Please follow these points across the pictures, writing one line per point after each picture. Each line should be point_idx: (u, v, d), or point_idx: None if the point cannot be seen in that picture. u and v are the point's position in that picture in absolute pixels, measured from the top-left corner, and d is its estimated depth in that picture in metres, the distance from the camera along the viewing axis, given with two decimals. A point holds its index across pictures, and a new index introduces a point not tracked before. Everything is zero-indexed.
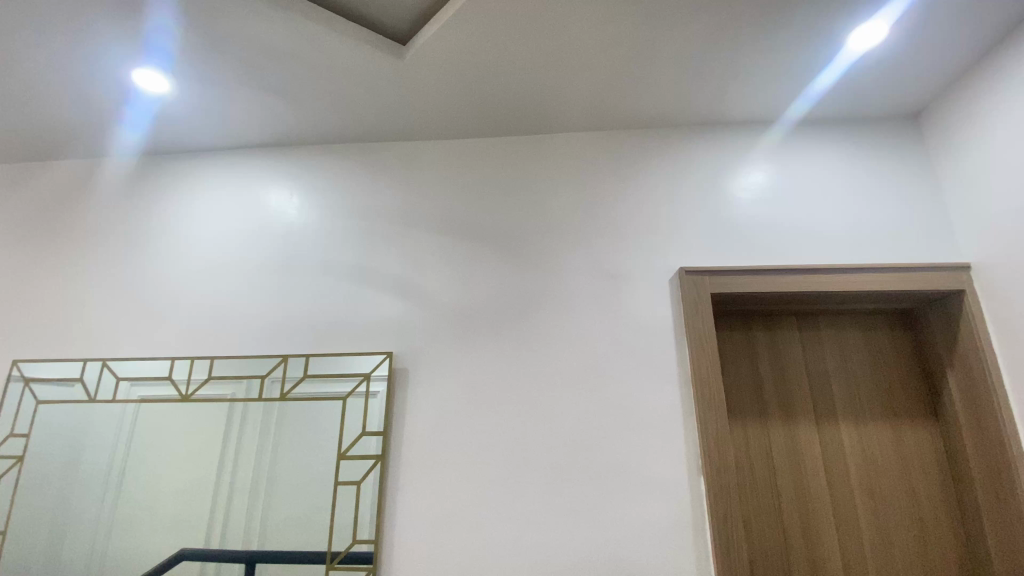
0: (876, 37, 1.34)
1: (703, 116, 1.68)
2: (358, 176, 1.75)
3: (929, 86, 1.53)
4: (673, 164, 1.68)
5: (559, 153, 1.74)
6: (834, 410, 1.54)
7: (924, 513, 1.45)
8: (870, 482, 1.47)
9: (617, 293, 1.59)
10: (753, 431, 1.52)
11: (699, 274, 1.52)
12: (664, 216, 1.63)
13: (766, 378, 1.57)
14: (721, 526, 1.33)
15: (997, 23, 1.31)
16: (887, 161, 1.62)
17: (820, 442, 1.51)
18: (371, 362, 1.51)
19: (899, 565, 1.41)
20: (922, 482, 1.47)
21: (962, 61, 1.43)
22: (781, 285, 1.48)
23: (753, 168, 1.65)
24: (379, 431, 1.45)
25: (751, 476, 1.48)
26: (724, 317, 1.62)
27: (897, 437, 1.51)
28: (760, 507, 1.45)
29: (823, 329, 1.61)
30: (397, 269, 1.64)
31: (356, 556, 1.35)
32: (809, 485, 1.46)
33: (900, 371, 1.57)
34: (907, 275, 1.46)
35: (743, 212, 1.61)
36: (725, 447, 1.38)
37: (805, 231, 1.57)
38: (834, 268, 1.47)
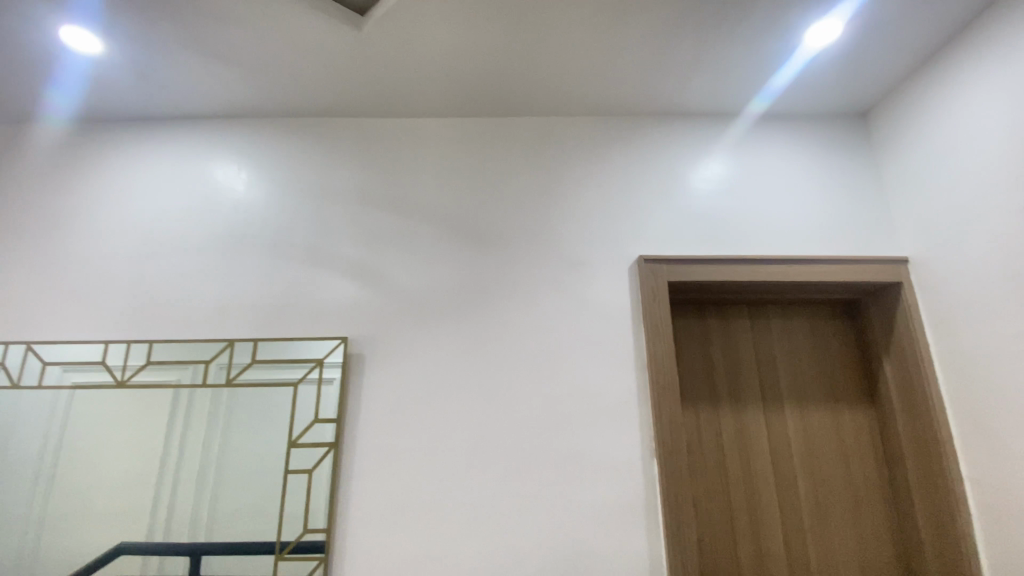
0: (832, 34, 1.37)
1: (666, 104, 1.64)
2: (310, 153, 1.65)
3: (890, 76, 1.53)
4: (633, 153, 1.66)
5: (522, 135, 1.67)
6: (781, 395, 1.57)
7: (861, 495, 1.50)
8: (811, 464, 1.51)
9: (578, 276, 1.53)
10: (702, 415, 1.54)
11: (658, 263, 1.50)
12: (625, 203, 1.60)
13: (718, 364, 1.59)
14: (674, 507, 1.31)
15: (956, 17, 1.32)
16: (834, 159, 1.67)
17: (766, 426, 1.54)
18: (325, 347, 1.45)
19: (837, 544, 1.45)
20: (859, 465, 1.52)
21: (922, 53, 1.44)
22: (735, 276, 1.49)
23: (709, 161, 1.65)
24: (332, 418, 1.40)
25: (699, 459, 1.49)
26: (678, 305, 1.63)
27: (838, 421, 1.55)
28: (707, 491, 1.47)
29: (773, 317, 1.64)
30: (352, 252, 1.56)
31: (306, 546, 1.32)
32: (754, 468, 1.50)
33: (842, 358, 1.62)
34: (849, 267, 1.52)
35: (701, 204, 1.60)
36: (679, 430, 1.36)
37: (760, 222, 1.59)
38: (783, 259, 1.51)
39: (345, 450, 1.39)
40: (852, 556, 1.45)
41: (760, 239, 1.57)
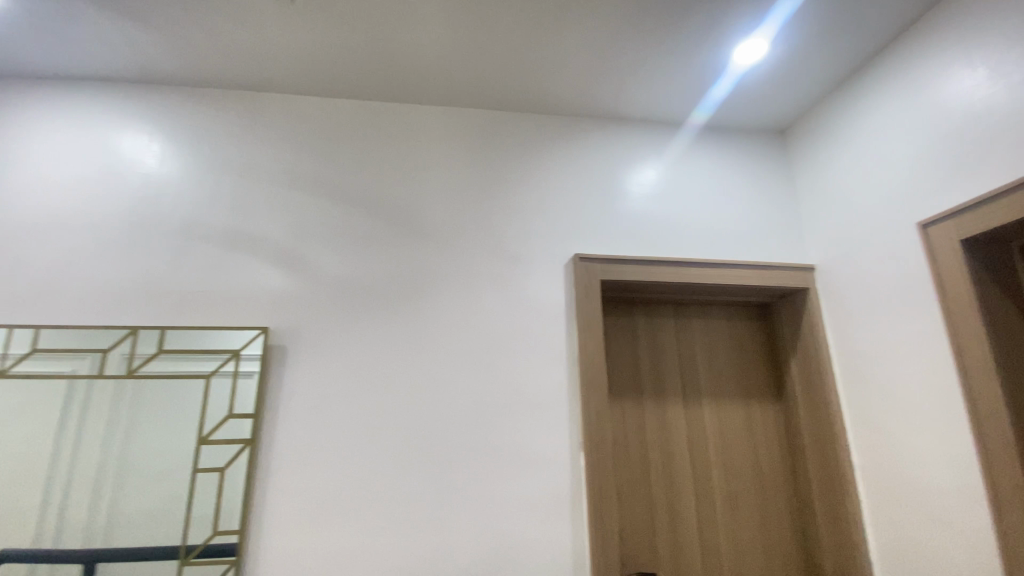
0: (759, 53, 1.45)
1: (606, 106, 1.68)
2: (234, 128, 1.54)
3: (807, 97, 1.65)
4: (572, 153, 1.68)
5: (463, 126, 1.65)
6: (700, 389, 1.65)
7: (767, 484, 1.61)
8: (724, 454, 1.61)
9: (515, 271, 1.53)
10: (628, 409, 1.59)
11: (592, 262, 1.53)
12: (563, 201, 1.62)
13: (644, 361, 1.65)
14: (598, 498, 1.34)
15: (864, 48, 1.44)
16: (757, 171, 1.78)
17: (686, 418, 1.62)
18: (243, 338, 1.36)
19: (744, 529, 1.55)
20: (766, 456, 1.64)
21: (835, 77, 1.56)
22: (664, 277, 1.56)
23: (644, 165, 1.71)
24: (247, 413, 1.31)
25: (624, 451, 1.55)
26: (609, 303, 1.68)
27: (749, 415, 1.66)
28: (630, 483, 1.52)
29: (696, 317, 1.73)
30: (278, 237, 1.47)
31: (216, 549, 1.23)
32: (674, 458, 1.57)
33: (755, 356, 1.73)
34: (764, 272, 1.63)
35: (635, 206, 1.66)
36: (605, 423, 1.40)
37: (687, 226, 1.66)
38: (707, 262, 1.59)
39: (262, 447, 1.31)
40: (758, 541, 1.56)
41: (687, 243, 1.65)
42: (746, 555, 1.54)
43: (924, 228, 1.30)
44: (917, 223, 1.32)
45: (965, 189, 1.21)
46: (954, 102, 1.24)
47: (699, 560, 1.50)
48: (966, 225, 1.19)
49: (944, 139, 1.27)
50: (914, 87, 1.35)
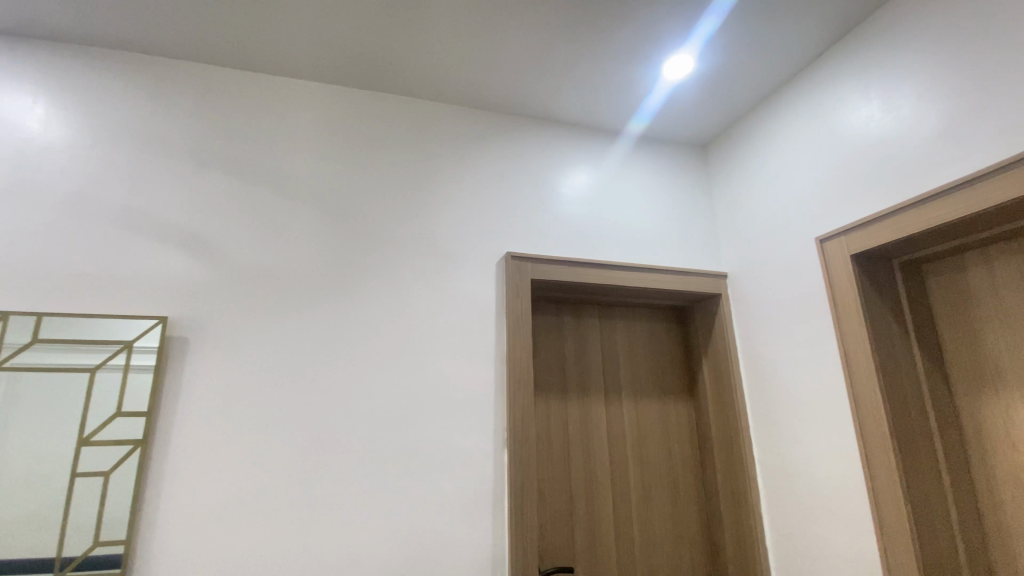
0: (686, 69, 1.52)
1: (540, 107, 1.69)
2: (137, 96, 1.39)
3: (726, 115, 1.76)
4: (505, 151, 1.68)
5: (394, 115, 1.60)
6: (621, 388, 1.71)
7: (678, 478, 1.70)
8: (641, 450, 1.68)
9: (444, 267, 1.51)
10: (552, 407, 1.61)
11: (523, 260, 1.54)
12: (495, 198, 1.62)
13: (570, 360, 1.68)
14: (519, 496, 1.35)
15: (777, 74, 1.56)
16: (680, 181, 1.87)
17: (607, 416, 1.67)
18: (138, 328, 1.23)
19: (657, 522, 1.63)
20: (678, 451, 1.72)
21: (751, 99, 1.67)
22: (591, 278, 1.59)
23: (576, 168, 1.75)
24: (139, 411, 1.19)
25: (546, 448, 1.57)
26: (538, 302, 1.70)
27: (665, 413, 1.75)
28: (551, 479, 1.55)
29: (619, 318, 1.79)
30: (185, 218, 1.35)
31: (97, 562, 1.11)
32: (593, 455, 1.61)
33: (672, 357, 1.82)
34: (683, 278, 1.71)
35: (566, 207, 1.68)
36: (530, 421, 1.41)
37: (615, 230, 1.72)
38: (631, 266, 1.65)
39: (156, 447, 1.20)
40: (669, 532, 1.63)
41: (614, 246, 1.70)
42: (657, 546, 1.61)
43: (821, 243, 1.41)
44: (816, 238, 1.44)
45: (857, 208, 1.34)
46: (851, 129, 1.37)
47: (614, 553, 1.55)
48: (856, 241, 1.31)
49: (842, 161, 1.39)
50: (818, 113, 1.48)
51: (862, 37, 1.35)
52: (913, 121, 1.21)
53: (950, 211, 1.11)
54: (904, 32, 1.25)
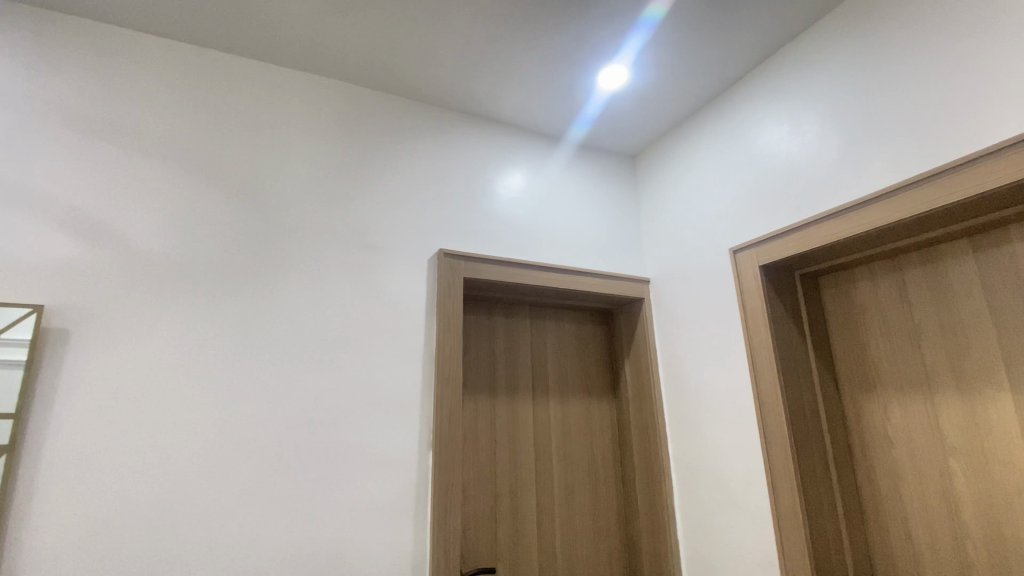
0: (619, 80, 1.58)
1: (478, 103, 1.68)
2: (16, 52, 1.21)
3: (654, 128, 1.85)
4: (441, 147, 1.65)
5: (323, 99, 1.52)
6: (548, 387, 1.74)
7: (599, 475, 1.75)
8: (565, 448, 1.71)
9: (372, 261, 1.46)
10: (480, 406, 1.61)
11: (456, 258, 1.52)
12: (429, 194, 1.59)
13: (499, 360, 1.68)
14: (443, 498, 1.32)
15: (700, 93, 1.66)
16: (609, 188, 1.94)
17: (533, 415, 1.69)
18: (7, 317, 1.07)
19: (578, 518, 1.67)
20: (600, 449, 1.78)
21: (676, 115, 1.77)
22: (522, 278, 1.61)
23: (511, 168, 1.75)
24: (5, 413, 1.03)
25: (473, 448, 1.56)
26: (469, 301, 1.68)
27: (589, 411, 1.80)
28: (475, 479, 1.54)
29: (549, 318, 1.82)
30: (73, 195, 1.20)
31: None
32: (519, 454, 1.63)
33: (597, 358, 1.88)
34: (610, 282, 1.78)
35: (500, 207, 1.69)
36: (457, 422, 1.39)
37: (547, 232, 1.74)
38: (561, 269, 1.68)
39: (26, 454, 1.05)
40: (589, 528, 1.68)
41: (546, 248, 1.72)
42: (578, 542, 1.65)
43: (735, 253, 1.51)
44: (730, 249, 1.54)
45: (766, 222, 1.45)
46: (764, 149, 1.48)
47: (536, 551, 1.57)
48: (765, 254, 1.42)
49: (755, 179, 1.50)
50: (736, 132, 1.59)
51: (774, 66, 1.48)
52: (816, 145, 1.33)
53: (844, 229, 1.23)
54: (809, 66, 1.38)
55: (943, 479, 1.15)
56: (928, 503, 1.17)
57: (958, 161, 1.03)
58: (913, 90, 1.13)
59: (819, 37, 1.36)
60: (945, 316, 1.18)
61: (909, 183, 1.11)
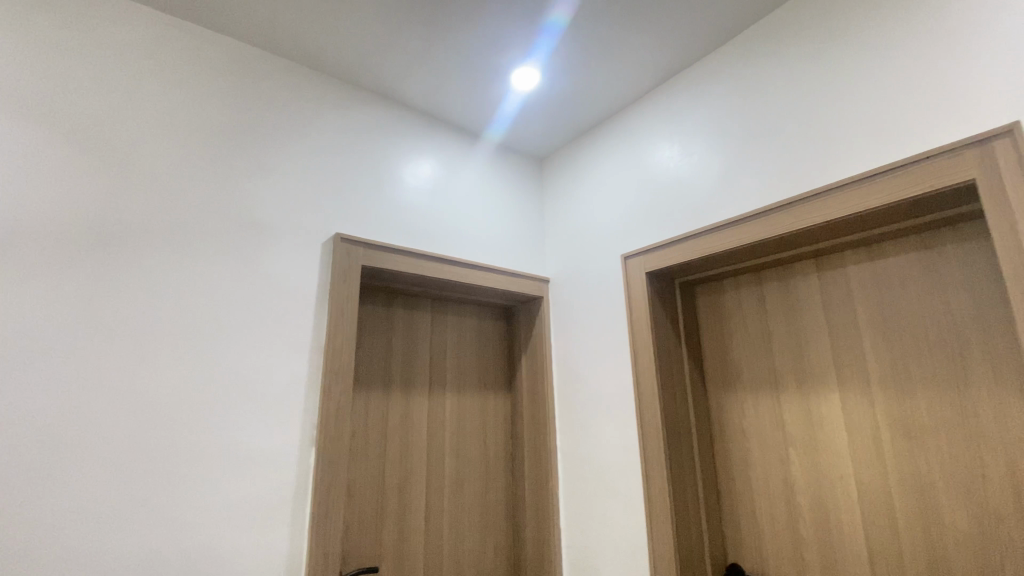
0: (532, 83, 1.61)
1: (388, 84, 1.63)
2: None
3: (561, 134, 1.92)
4: (345, 126, 1.57)
5: (211, 56, 1.36)
6: (444, 381, 1.73)
7: (490, 468, 1.77)
8: (458, 442, 1.71)
9: (259, 240, 1.33)
10: (371, 400, 1.54)
11: (353, 244, 1.44)
12: (329, 174, 1.50)
13: (395, 352, 1.63)
14: (325, 495, 1.25)
15: (604, 106, 1.75)
16: (515, 188, 1.98)
17: (428, 409, 1.66)
18: None
19: (467, 511, 1.67)
20: (493, 444, 1.80)
21: (582, 124, 1.86)
22: (424, 270, 1.58)
23: (419, 156, 1.71)
24: None
25: (361, 443, 1.49)
26: (367, 290, 1.61)
27: (484, 406, 1.81)
28: (362, 476, 1.47)
29: (449, 312, 1.81)
30: None
31: None
32: (411, 449, 1.59)
33: (495, 353, 1.91)
34: (511, 279, 1.81)
35: (406, 195, 1.64)
36: (344, 416, 1.33)
37: (451, 226, 1.73)
38: (464, 263, 1.68)
39: None
40: (477, 520, 1.69)
41: (450, 241, 1.70)
42: (465, 535, 1.65)
43: (626, 259, 1.62)
44: (622, 255, 1.64)
45: (655, 232, 1.56)
46: (657, 165, 1.60)
47: (422, 547, 1.55)
48: (652, 262, 1.54)
49: (648, 191, 1.62)
50: (633, 146, 1.70)
51: (670, 91, 1.61)
52: (701, 166, 1.47)
53: (719, 243, 1.37)
54: (698, 94, 1.52)
55: (783, 465, 1.33)
56: (771, 486, 1.35)
57: (813, 192, 1.19)
58: (779, 127, 1.30)
59: (707, 69, 1.50)
60: (794, 324, 1.36)
61: (774, 207, 1.26)
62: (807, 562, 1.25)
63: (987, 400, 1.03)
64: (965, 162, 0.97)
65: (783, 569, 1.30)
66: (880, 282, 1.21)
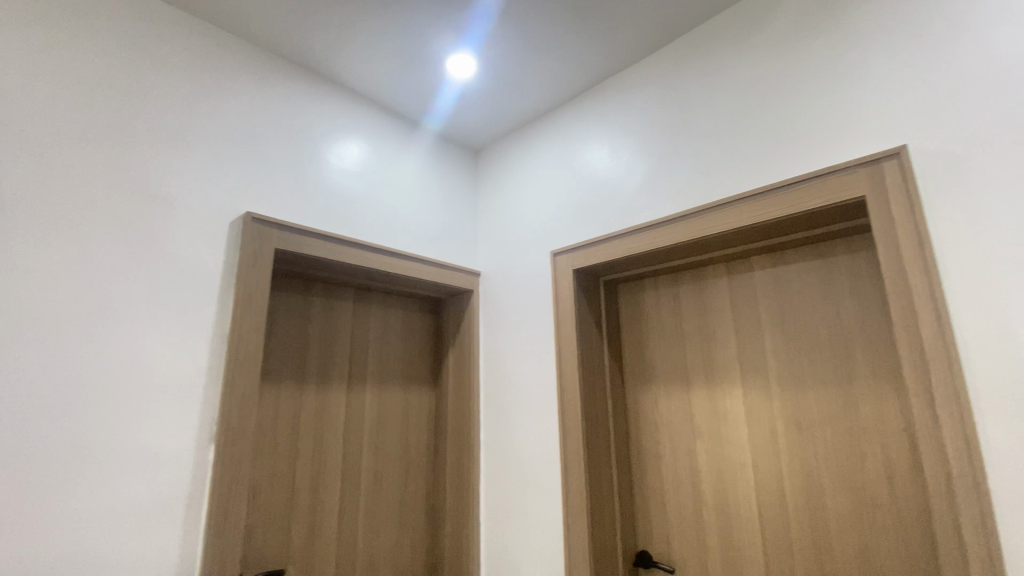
0: (469, 71, 1.58)
1: (315, 58, 1.53)
2: None
3: (497, 128, 1.90)
4: (264, 98, 1.45)
5: (105, 5, 1.20)
6: (365, 375, 1.66)
7: (411, 464, 1.73)
8: (377, 437, 1.65)
9: (159, 215, 1.20)
10: (283, 393, 1.45)
11: (267, 226, 1.34)
12: (244, 148, 1.38)
13: (312, 343, 1.54)
14: (223, 496, 1.16)
15: (540, 103, 1.75)
16: (449, 179, 1.94)
17: (345, 404, 1.59)
18: None
19: (384, 509, 1.62)
20: (415, 439, 1.76)
21: (518, 119, 1.85)
22: (346, 258, 1.50)
23: (346, 138, 1.63)
24: None
25: (269, 439, 1.40)
26: (283, 277, 1.51)
27: (407, 400, 1.76)
28: (269, 474, 1.38)
29: (374, 303, 1.74)
30: None
31: None
32: (325, 445, 1.51)
33: (421, 346, 1.86)
34: (440, 271, 1.77)
35: (330, 177, 1.55)
36: (249, 410, 1.23)
37: (379, 214, 1.66)
38: (390, 252, 1.62)
39: None
40: (394, 518, 1.64)
41: (376, 230, 1.63)
42: (381, 534, 1.60)
43: (555, 256, 1.63)
44: (551, 252, 1.65)
45: (584, 231, 1.58)
46: (588, 165, 1.62)
47: (333, 547, 1.48)
48: (579, 260, 1.56)
49: (578, 190, 1.64)
50: (566, 145, 1.71)
51: (603, 93, 1.63)
52: (630, 168, 1.50)
53: (643, 245, 1.41)
54: (629, 99, 1.55)
55: (691, 458, 1.40)
56: (680, 478, 1.41)
57: (728, 200, 1.25)
58: (701, 136, 1.35)
59: (639, 75, 1.54)
60: (706, 325, 1.43)
61: (694, 212, 1.31)
62: (709, 549, 1.33)
63: (867, 397, 1.13)
64: (857, 180, 1.06)
65: (688, 557, 1.37)
66: (783, 288, 1.30)
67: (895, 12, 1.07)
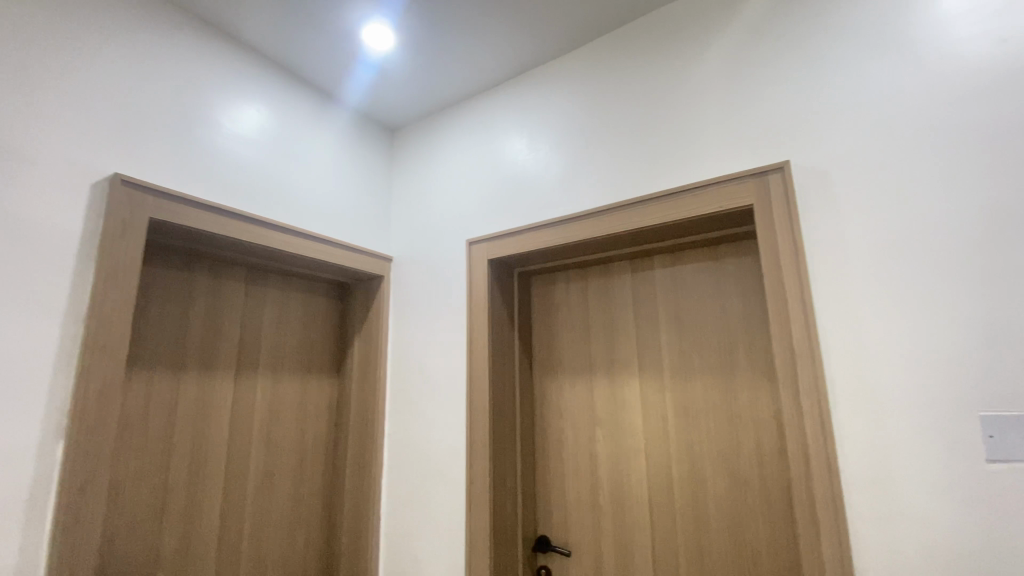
0: (388, 45, 1.50)
1: (210, 7, 1.36)
2: None
3: (416, 108, 1.83)
4: (146, 44, 1.26)
5: None
6: (256, 362, 1.53)
7: (307, 457, 1.63)
8: (269, 429, 1.53)
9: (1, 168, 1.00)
10: (156, 382, 1.29)
11: (142, 192, 1.18)
12: (118, 99, 1.19)
13: (194, 326, 1.39)
14: (75, 499, 1.00)
15: (462, 87, 1.71)
16: (362, 157, 1.83)
17: (232, 393, 1.45)
18: None
19: (274, 505, 1.51)
20: (312, 431, 1.66)
21: (438, 102, 1.79)
22: (238, 233, 1.36)
23: (245, 102, 1.47)
24: None
25: (137, 433, 1.24)
26: (162, 251, 1.34)
27: (304, 389, 1.66)
28: (137, 472, 1.23)
29: (269, 285, 1.60)
30: None
31: None
32: (207, 438, 1.37)
33: (323, 333, 1.75)
34: (348, 254, 1.67)
35: (224, 144, 1.40)
36: (111, 400, 1.08)
37: (280, 188, 1.52)
38: (291, 231, 1.50)
39: None
40: (286, 514, 1.54)
41: (276, 206, 1.50)
42: (270, 532, 1.49)
43: (470, 245, 1.61)
44: (467, 240, 1.63)
45: (500, 221, 1.58)
46: (507, 155, 1.61)
47: (213, 549, 1.35)
48: (494, 250, 1.55)
49: (495, 179, 1.62)
50: (485, 133, 1.69)
51: (524, 84, 1.63)
52: (547, 161, 1.52)
53: (556, 238, 1.43)
54: (549, 93, 1.56)
55: (591, 446, 1.46)
56: (580, 465, 1.46)
57: (636, 200, 1.30)
58: (616, 137, 1.40)
59: (559, 70, 1.56)
60: (611, 319, 1.49)
61: (605, 209, 1.35)
62: (603, 532, 1.39)
63: (745, 389, 1.24)
64: (747, 190, 1.15)
65: (583, 540, 1.42)
66: (680, 286, 1.38)
67: (789, 38, 1.16)
